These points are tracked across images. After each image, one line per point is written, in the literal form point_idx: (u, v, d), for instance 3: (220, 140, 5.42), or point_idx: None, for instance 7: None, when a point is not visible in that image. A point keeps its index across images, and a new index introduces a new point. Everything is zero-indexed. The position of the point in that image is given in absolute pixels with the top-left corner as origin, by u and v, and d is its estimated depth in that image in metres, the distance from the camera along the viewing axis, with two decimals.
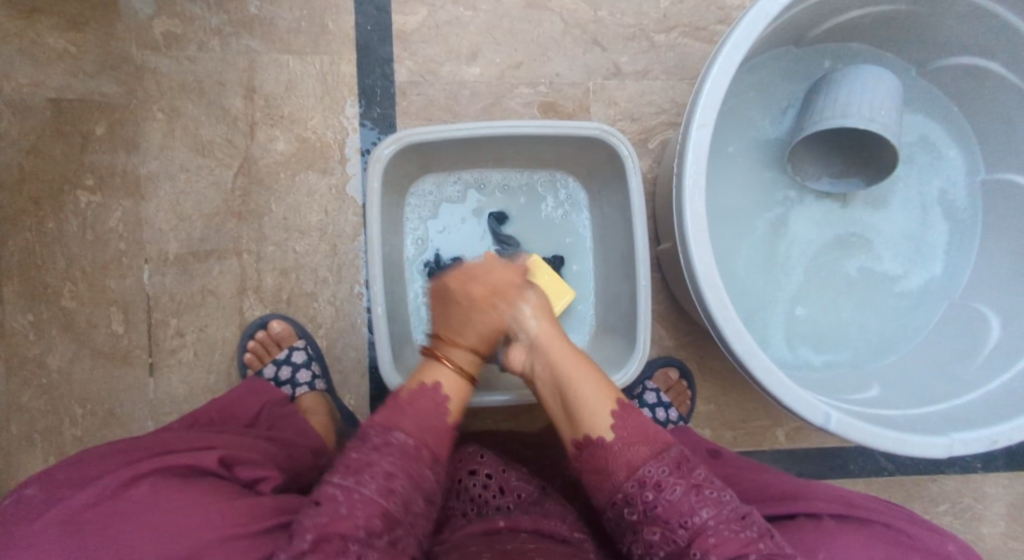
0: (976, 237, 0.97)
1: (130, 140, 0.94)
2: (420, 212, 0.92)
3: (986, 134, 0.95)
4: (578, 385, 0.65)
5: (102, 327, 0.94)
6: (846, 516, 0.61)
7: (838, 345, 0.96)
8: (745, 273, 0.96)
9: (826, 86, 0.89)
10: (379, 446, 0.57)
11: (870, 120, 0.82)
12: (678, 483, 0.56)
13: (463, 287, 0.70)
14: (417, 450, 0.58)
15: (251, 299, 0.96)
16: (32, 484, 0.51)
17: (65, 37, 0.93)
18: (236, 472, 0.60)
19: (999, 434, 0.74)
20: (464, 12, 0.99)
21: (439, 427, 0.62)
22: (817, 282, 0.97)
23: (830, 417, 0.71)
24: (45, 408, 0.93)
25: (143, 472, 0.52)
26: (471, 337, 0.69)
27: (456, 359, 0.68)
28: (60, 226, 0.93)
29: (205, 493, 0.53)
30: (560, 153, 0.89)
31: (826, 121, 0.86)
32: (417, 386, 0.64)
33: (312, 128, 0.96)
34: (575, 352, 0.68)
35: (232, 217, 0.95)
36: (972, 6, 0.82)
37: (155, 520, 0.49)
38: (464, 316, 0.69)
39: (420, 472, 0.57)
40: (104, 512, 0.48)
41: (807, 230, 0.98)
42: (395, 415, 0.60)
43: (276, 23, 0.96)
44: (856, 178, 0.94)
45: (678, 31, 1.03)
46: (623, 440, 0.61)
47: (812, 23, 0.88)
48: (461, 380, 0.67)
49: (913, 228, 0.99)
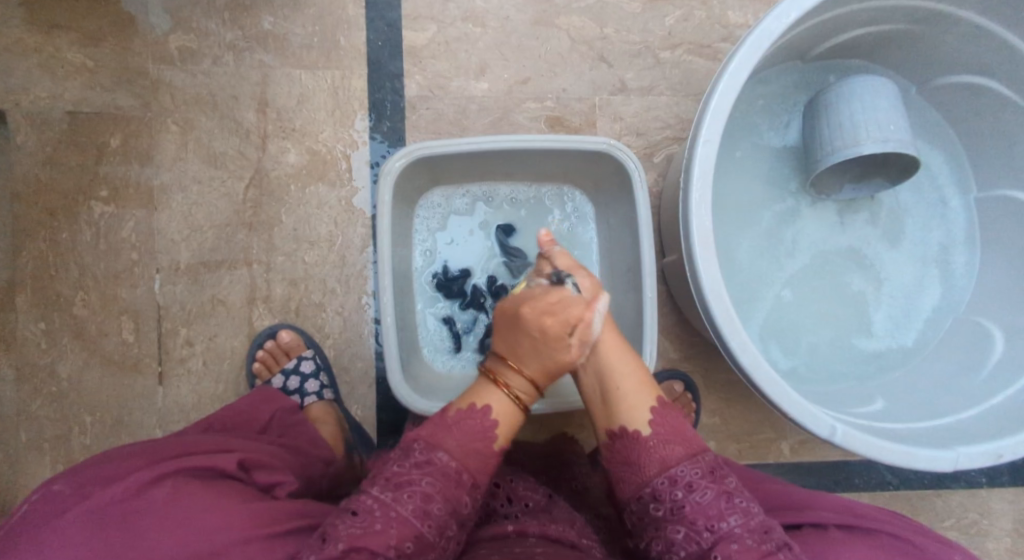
0: (973, 278, 0.99)
1: (144, 152, 0.96)
2: (429, 224, 0.93)
3: (984, 152, 0.97)
4: (620, 375, 0.67)
5: (112, 336, 0.95)
6: (854, 528, 0.61)
7: (817, 374, 0.96)
8: (750, 268, 0.97)
9: (823, 111, 0.91)
10: (422, 463, 0.59)
11: (883, 140, 0.84)
12: (710, 487, 0.59)
13: (542, 320, 0.64)
14: (459, 476, 0.59)
15: (260, 309, 0.97)
16: (59, 479, 0.51)
17: (83, 51, 0.95)
18: (253, 476, 0.61)
19: (1002, 447, 0.74)
20: (473, 29, 1.01)
21: (483, 451, 0.62)
22: (814, 279, 0.99)
23: (835, 430, 0.71)
24: (55, 416, 0.94)
25: (163, 473, 0.52)
26: (534, 369, 0.66)
27: (514, 388, 0.66)
28: (74, 235, 0.95)
29: (224, 494, 0.54)
30: (568, 168, 0.90)
31: (844, 151, 0.87)
32: (467, 411, 0.64)
33: (322, 141, 0.98)
34: (619, 341, 0.69)
35: (243, 228, 0.96)
36: (972, 25, 0.84)
37: (177, 519, 0.49)
38: (531, 347, 0.65)
39: (458, 497, 0.58)
40: (127, 509, 0.48)
41: (822, 242, 0.99)
42: (442, 435, 0.61)
43: (288, 38, 0.98)
44: (878, 181, 0.95)
45: (683, 48, 1.05)
46: (660, 436, 0.63)
47: (813, 43, 0.90)
48: (513, 409, 0.66)
49: (913, 278, 1.00)
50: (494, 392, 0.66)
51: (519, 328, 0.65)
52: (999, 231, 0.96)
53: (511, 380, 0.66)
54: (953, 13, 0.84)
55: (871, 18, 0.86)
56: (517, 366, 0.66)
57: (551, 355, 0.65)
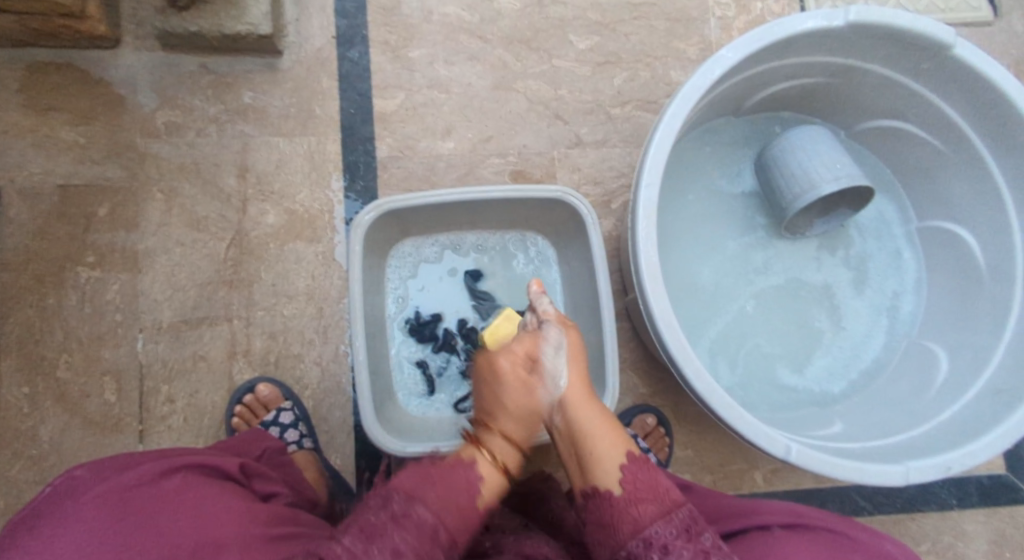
0: (916, 324, 1.03)
1: (130, 219, 1.01)
2: (401, 273, 0.99)
3: (912, 186, 1.06)
4: (594, 439, 0.66)
5: (94, 398, 0.97)
6: (793, 526, 0.62)
7: (760, 399, 0.99)
8: (707, 294, 1.04)
9: (774, 164, 0.99)
10: (388, 506, 0.56)
11: (836, 178, 0.92)
12: (684, 547, 0.55)
13: (495, 359, 0.70)
14: (434, 531, 0.55)
15: (240, 363, 1.00)
16: (81, 466, 0.56)
17: (75, 130, 1.02)
18: (253, 483, 0.69)
19: (950, 462, 0.78)
20: (438, 95, 1.10)
21: (464, 507, 0.59)
22: (772, 307, 1.04)
23: (790, 449, 0.75)
24: (33, 480, 0.94)
25: (175, 470, 0.56)
26: (507, 423, 0.68)
27: (494, 449, 0.67)
28: (60, 300, 0.99)
29: (225, 495, 0.57)
30: (528, 216, 0.97)
31: (801, 197, 0.94)
32: (452, 461, 0.62)
33: (300, 202, 1.05)
34: (602, 412, 0.70)
35: (223, 286, 1.01)
36: (882, 77, 0.93)
37: (188, 505, 0.53)
38: (500, 392, 0.69)
39: (430, 554, 0.54)
40: (144, 493, 0.52)
41: (784, 273, 1.06)
42: (423, 485, 0.58)
43: (268, 109, 1.06)
44: (843, 210, 1.03)
45: (631, 105, 1.15)
46: (629, 496, 0.61)
47: (745, 95, 0.99)
48: (496, 469, 0.65)
49: (863, 331, 1.04)
50: (474, 451, 0.66)
51: (488, 374, 0.70)
52: (936, 259, 1.04)
53: (490, 442, 0.67)
54: (864, 67, 0.93)
55: (792, 72, 0.95)
56: (493, 422, 0.68)
57: (514, 401, 0.68)
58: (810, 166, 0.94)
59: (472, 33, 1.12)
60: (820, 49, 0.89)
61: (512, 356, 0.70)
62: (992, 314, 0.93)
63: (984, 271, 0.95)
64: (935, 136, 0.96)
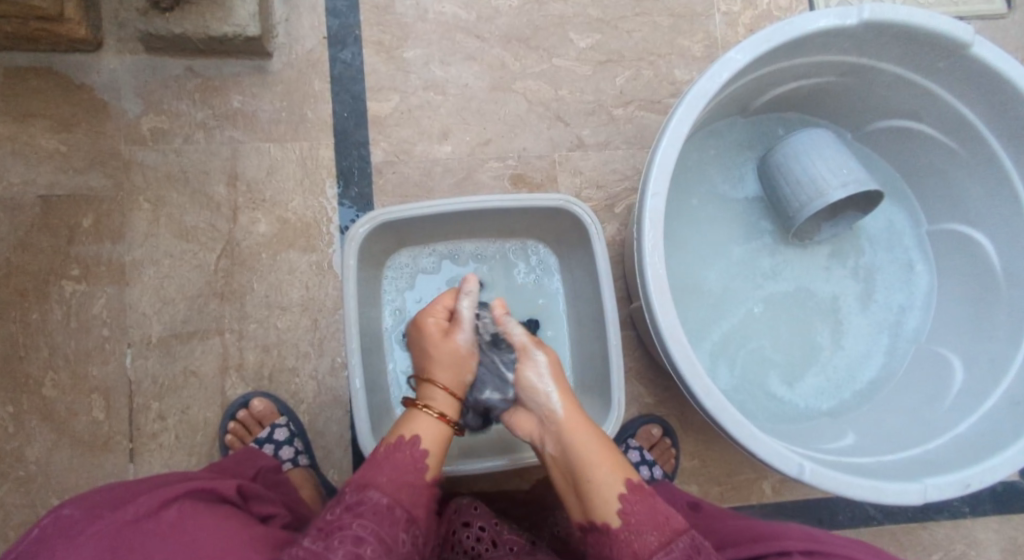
0: (925, 332, 1.01)
1: (116, 230, 0.98)
2: (398, 284, 0.96)
3: (926, 189, 1.02)
4: (592, 469, 0.61)
5: (83, 416, 0.94)
6: (813, 553, 0.60)
7: (770, 410, 0.96)
8: (715, 303, 1.00)
9: (778, 170, 0.96)
10: (352, 505, 0.54)
11: (844, 184, 0.89)
12: None
13: (420, 323, 0.71)
14: (392, 511, 0.55)
15: (233, 378, 0.97)
16: (69, 504, 0.53)
17: (56, 138, 0.98)
18: (249, 507, 0.65)
19: (969, 478, 0.75)
20: (434, 97, 1.06)
21: (415, 483, 0.58)
22: (780, 318, 1.01)
23: (804, 469, 0.72)
24: (20, 502, 0.91)
25: (172, 499, 0.52)
26: (441, 375, 0.66)
27: (437, 404, 0.65)
28: (44, 315, 0.95)
29: (226, 522, 0.53)
30: (529, 224, 0.93)
31: (810, 205, 0.91)
32: (394, 440, 0.61)
33: (292, 210, 1.01)
34: (600, 438, 0.64)
35: (215, 298, 0.98)
36: (896, 76, 0.90)
37: (180, 540, 0.48)
38: (429, 354, 0.68)
39: (394, 535, 0.53)
40: (138, 531, 0.48)
41: (794, 283, 1.03)
42: (370, 472, 0.58)
43: (257, 114, 1.02)
44: (852, 213, 1.00)
45: (634, 105, 1.11)
46: (630, 526, 0.57)
47: (753, 94, 0.96)
48: (439, 423, 0.64)
49: (866, 344, 1.01)
50: (416, 412, 0.65)
51: (420, 344, 0.70)
52: (950, 262, 1.01)
53: (429, 397, 0.66)
54: (877, 66, 0.89)
55: (804, 71, 0.91)
56: (428, 379, 0.67)
57: (440, 352, 0.67)
58: (820, 171, 0.90)
59: (469, 32, 1.08)
60: (831, 48, 0.85)
61: (428, 316, 0.70)
62: (1011, 321, 0.90)
63: (999, 276, 0.92)
64: (951, 138, 0.93)
